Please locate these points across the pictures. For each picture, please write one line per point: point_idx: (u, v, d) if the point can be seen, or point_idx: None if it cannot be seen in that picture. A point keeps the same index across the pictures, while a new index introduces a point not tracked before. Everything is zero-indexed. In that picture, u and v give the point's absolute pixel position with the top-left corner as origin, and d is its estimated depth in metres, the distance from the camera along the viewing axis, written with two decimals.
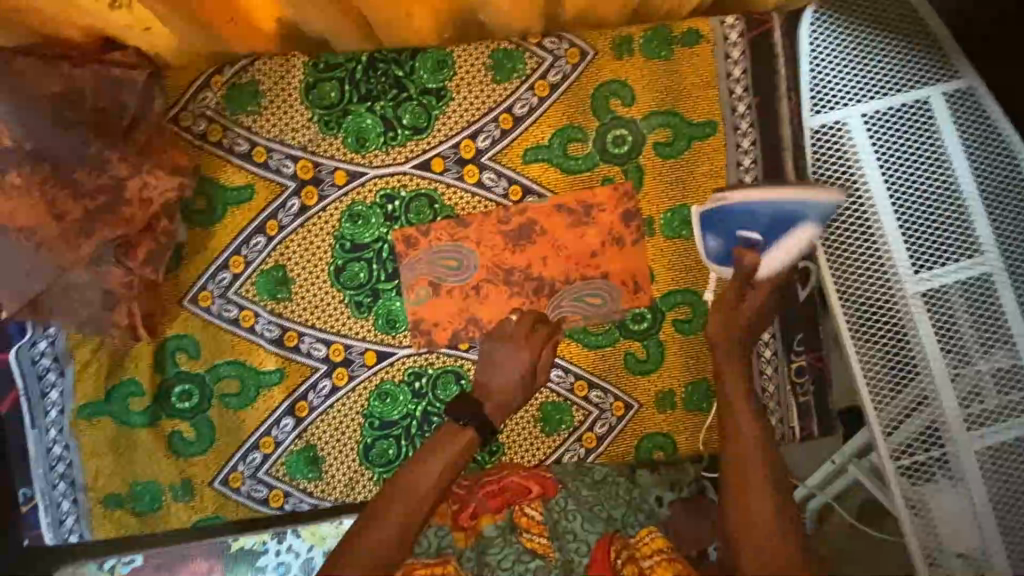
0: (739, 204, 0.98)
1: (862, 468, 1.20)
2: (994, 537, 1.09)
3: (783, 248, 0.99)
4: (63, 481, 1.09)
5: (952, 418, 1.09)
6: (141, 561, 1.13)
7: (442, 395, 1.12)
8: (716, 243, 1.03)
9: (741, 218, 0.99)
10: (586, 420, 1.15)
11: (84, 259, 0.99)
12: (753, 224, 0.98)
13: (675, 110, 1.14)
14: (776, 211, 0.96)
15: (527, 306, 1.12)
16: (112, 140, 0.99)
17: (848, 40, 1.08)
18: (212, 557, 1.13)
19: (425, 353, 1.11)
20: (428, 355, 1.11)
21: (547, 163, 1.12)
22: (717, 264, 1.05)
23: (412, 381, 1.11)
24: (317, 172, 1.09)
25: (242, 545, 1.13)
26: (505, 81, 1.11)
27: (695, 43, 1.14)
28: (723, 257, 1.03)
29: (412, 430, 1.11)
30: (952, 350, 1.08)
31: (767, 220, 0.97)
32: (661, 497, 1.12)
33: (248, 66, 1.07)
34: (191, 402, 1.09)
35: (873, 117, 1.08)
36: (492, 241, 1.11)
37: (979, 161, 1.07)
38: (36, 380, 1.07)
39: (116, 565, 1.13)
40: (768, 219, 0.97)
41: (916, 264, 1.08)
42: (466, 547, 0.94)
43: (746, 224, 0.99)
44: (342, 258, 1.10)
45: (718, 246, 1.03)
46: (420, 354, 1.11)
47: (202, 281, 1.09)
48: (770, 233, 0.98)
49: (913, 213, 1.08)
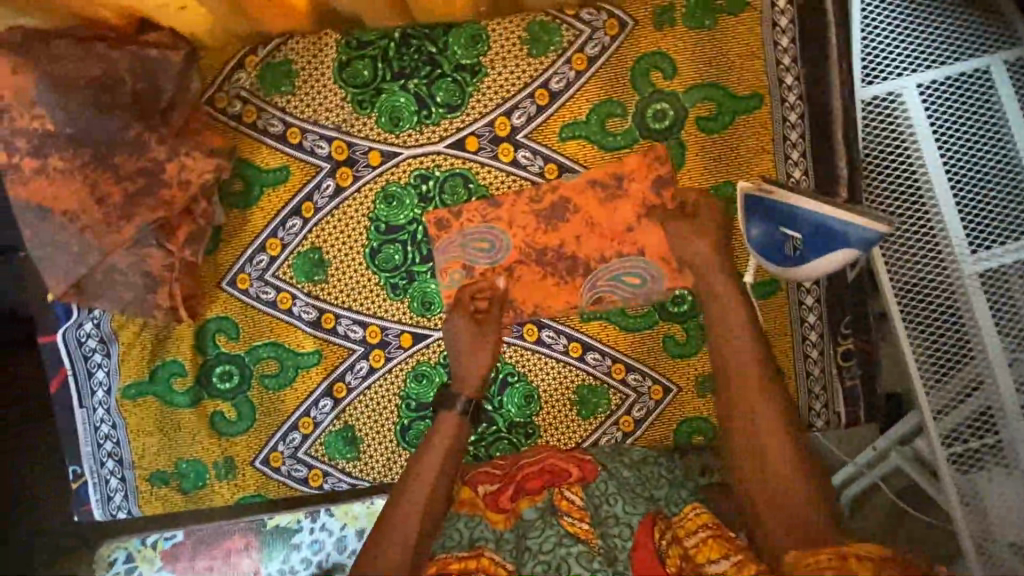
0: (783, 202, 0.97)
1: (904, 455, 1.17)
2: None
3: (825, 258, 0.97)
4: (111, 459, 1.12)
5: (1008, 404, 1.04)
6: (182, 537, 1.16)
7: None
8: (756, 231, 1.01)
9: (783, 215, 0.98)
10: (623, 404, 1.14)
11: (125, 241, 0.99)
12: (796, 224, 0.97)
13: (719, 82, 1.10)
14: (819, 222, 0.94)
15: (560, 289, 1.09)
16: (150, 121, 0.99)
17: (905, 5, 1.02)
18: (249, 534, 1.15)
19: None
20: None
21: (585, 140, 1.09)
22: (755, 252, 1.04)
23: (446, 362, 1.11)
24: (351, 153, 1.07)
25: (278, 522, 1.15)
26: (541, 55, 1.07)
27: (740, 12, 1.09)
28: (762, 246, 1.02)
29: None
30: (1010, 333, 1.03)
31: (810, 225, 0.96)
32: None
33: (282, 45, 1.06)
34: (231, 382, 1.10)
35: (930, 87, 1.02)
36: (523, 222, 1.08)
37: None
38: (82, 360, 1.09)
39: (158, 540, 1.16)
40: (811, 225, 0.96)
41: (973, 243, 1.03)
42: (503, 530, 0.93)
43: (788, 222, 0.98)
44: (377, 239, 1.09)
45: (759, 235, 1.01)
46: None
47: (240, 263, 1.09)
48: (811, 237, 0.96)
49: (972, 189, 1.02)
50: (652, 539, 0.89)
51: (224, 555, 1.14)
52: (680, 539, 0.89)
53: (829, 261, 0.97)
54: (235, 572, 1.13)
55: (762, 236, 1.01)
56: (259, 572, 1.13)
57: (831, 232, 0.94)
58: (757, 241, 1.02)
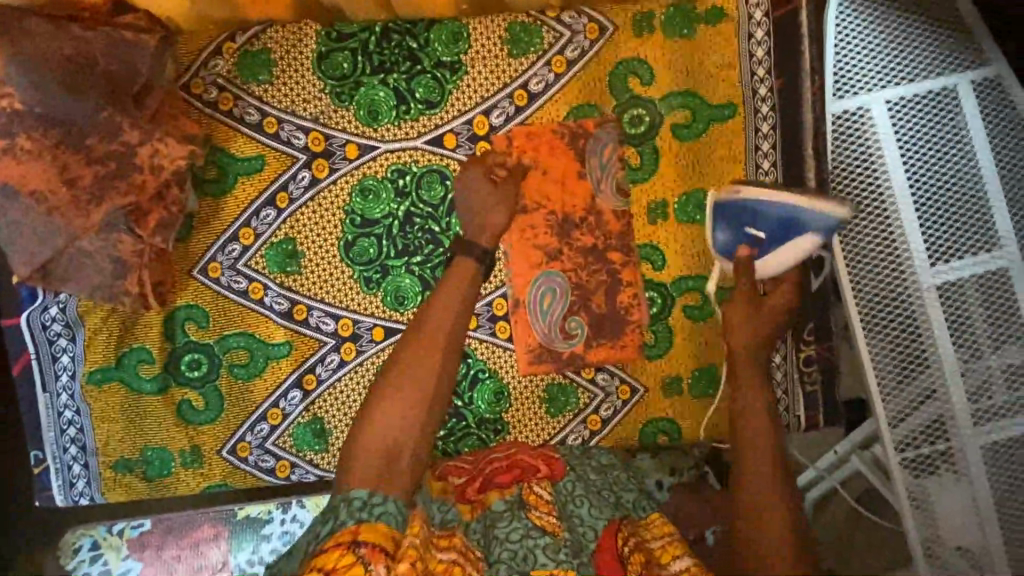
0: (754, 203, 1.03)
1: (863, 459, 1.23)
2: (994, 529, 1.10)
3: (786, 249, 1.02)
4: (74, 446, 1.10)
5: (959, 412, 1.08)
6: (149, 526, 1.16)
7: None
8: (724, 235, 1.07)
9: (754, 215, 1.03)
10: (591, 402, 1.16)
11: (95, 225, 0.98)
12: (765, 221, 1.02)
13: (695, 90, 1.12)
14: (783, 214, 1.00)
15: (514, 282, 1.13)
16: (121, 105, 0.97)
17: (876, 22, 1.05)
18: (218, 524, 1.15)
19: None
20: None
21: (560, 140, 1.10)
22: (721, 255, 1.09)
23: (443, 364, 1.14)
24: (328, 145, 1.07)
25: (248, 513, 1.16)
26: (522, 56, 1.08)
27: (718, 23, 1.11)
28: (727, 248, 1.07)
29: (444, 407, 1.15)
30: (964, 344, 1.07)
31: (777, 219, 1.01)
32: (661, 481, 1.12)
33: (260, 34, 1.05)
34: (200, 371, 1.10)
35: (897, 103, 1.05)
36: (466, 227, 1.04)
37: (1003, 153, 1.04)
38: (47, 344, 1.07)
39: (124, 528, 1.15)
40: (778, 218, 1.01)
41: (932, 256, 1.07)
42: (472, 518, 0.93)
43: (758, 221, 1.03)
44: (351, 232, 1.09)
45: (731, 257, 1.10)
46: None
47: (211, 252, 1.09)
48: (776, 229, 1.01)
49: (933, 204, 1.05)
50: (614, 543, 0.90)
51: (193, 545, 1.14)
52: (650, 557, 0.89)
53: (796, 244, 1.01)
54: (203, 563, 1.13)
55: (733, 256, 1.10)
56: (228, 562, 1.13)
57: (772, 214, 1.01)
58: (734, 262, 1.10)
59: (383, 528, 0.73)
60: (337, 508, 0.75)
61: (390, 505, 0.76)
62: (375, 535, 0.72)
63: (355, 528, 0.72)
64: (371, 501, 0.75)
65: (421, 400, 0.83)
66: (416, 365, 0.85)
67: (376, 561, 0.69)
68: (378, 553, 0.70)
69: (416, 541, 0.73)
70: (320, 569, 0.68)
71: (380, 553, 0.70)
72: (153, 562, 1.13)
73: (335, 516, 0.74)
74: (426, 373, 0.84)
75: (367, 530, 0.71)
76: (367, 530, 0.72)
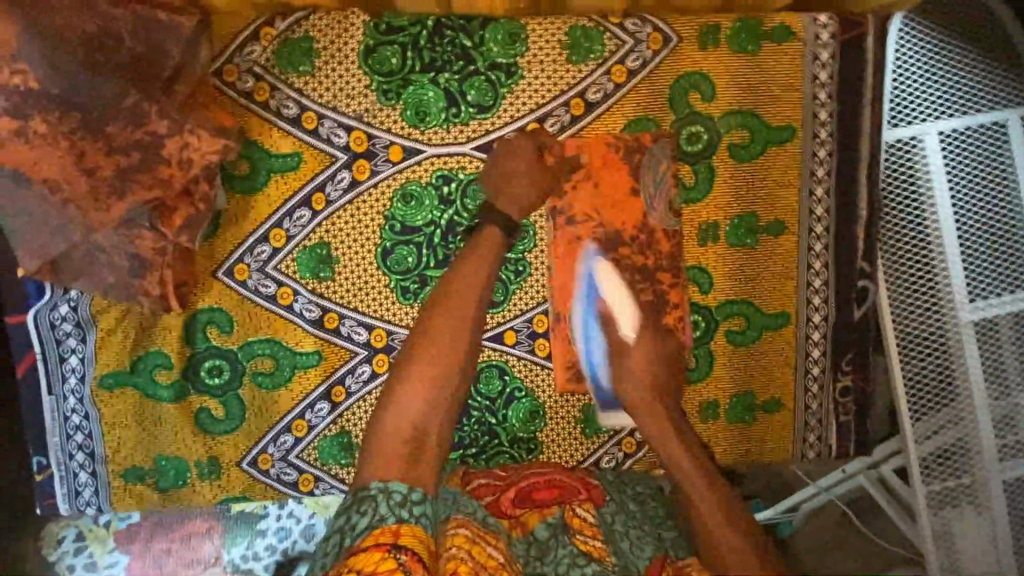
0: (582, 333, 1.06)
1: (869, 477, 1.22)
2: (1011, 563, 1.11)
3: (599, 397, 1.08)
4: (81, 452, 1.03)
5: (986, 448, 1.08)
6: (138, 518, 1.10)
7: (483, 388, 1.10)
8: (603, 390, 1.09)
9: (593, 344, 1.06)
10: (627, 424, 1.13)
11: (114, 221, 0.90)
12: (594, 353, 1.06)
13: (754, 110, 1.08)
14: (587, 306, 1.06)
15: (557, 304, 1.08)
16: (149, 90, 0.88)
17: (935, 51, 1.02)
18: (211, 519, 1.10)
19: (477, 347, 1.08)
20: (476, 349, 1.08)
21: (613, 154, 1.05)
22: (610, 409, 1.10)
23: (481, 376, 1.09)
24: (371, 146, 1.00)
25: (242, 508, 1.10)
26: (581, 63, 1.03)
27: (784, 41, 1.07)
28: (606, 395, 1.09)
29: (475, 419, 1.10)
30: (995, 381, 1.06)
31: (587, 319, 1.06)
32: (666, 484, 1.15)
33: (303, 20, 0.97)
34: (222, 377, 1.03)
35: (951, 135, 1.02)
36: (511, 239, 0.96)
37: None
38: (54, 344, 0.99)
39: (112, 520, 1.09)
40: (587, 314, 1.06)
41: (973, 292, 1.05)
42: (515, 536, 0.89)
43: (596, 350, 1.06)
44: (390, 240, 1.03)
45: (602, 395, 1.09)
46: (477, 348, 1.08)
47: (238, 253, 1.02)
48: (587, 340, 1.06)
49: (977, 239, 1.03)
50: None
51: (183, 539, 1.09)
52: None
53: (608, 300, 1.05)
54: (195, 557, 1.08)
55: (603, 392, 1.09)
56: (220, 558, 1.09)
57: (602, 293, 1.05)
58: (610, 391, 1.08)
59: (420, 532, 0.71)
60: (374, 498, 0.73)
61: (427, 507, 0.74)
62: (413, 542, 0.69)
63: (395, 529, 0.69)
64: (410, 498, 0.73)
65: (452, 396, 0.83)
66: (442, 354, 0.85)
67: (415, 570, 0.66)
68: (418, 562, 0.67)
69: (459, 553, 0.75)
70: (359, 572, 0.65)
71: (420, 562, 0.67)
72: (142, 556, 1.08)
73: (373, 508, 0.72)
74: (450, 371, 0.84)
75: (406, 533, 0.69)
76: (406, 532, 0.70)
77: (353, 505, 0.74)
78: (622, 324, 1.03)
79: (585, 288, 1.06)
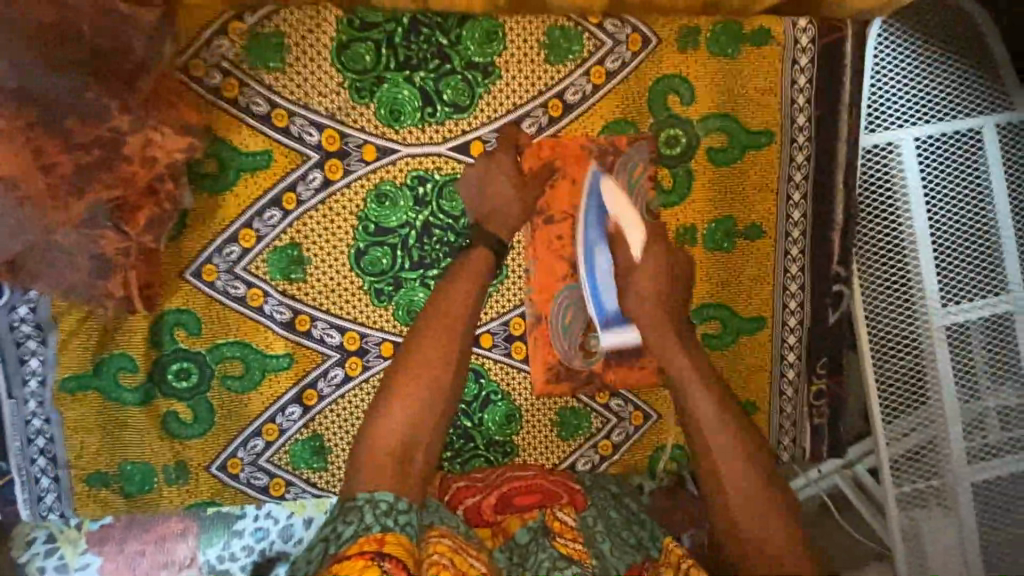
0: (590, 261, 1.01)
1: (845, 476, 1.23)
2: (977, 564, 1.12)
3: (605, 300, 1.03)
4: (43, 457, 1.00)
5: (955, 450, 1.09)
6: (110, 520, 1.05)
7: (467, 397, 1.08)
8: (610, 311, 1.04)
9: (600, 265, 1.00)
10: (603, 428, 1.12)
11: (75, 220, 0.87)
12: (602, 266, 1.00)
13: (733, 114, 1.07)
14: (598, 227, 0.99)
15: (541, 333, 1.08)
16: (108, 84, 0.85)
17: (913, 57, 1.02)
18: (187, 518, 1.05)
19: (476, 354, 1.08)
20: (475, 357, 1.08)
21: (589, 153, 1.04)
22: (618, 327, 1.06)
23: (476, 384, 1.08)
24: (343, 145, 0.98)
25: (219, 509, 1.06)
26: (559, 63, 1.01)
27: (763, 44, 1.06)
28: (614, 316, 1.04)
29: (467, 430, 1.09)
30: (965, 383, 1.08)
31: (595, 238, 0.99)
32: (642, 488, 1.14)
33: (274, 15, 0.94)
34: (189, 381, 1.01)
35: (926, 142, 1.03)
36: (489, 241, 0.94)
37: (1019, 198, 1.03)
38: (13, 346, 0.96)
39: (83, 522, 1.05)
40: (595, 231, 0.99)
41: (945, 298, 1.06)
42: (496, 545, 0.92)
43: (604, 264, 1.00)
44: (363, 241, 1.01)
45: (606, 315, 1.04)
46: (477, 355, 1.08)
47: (206, 253, 0.99)
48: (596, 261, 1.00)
49: (950, 245, 1.05)
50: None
51: (158, 540, 1.04)
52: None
53: (618, 223, 0.97)
54: (169, 559, 1.04)
55: (607, 313, 1.04)
56: (195, 559, 1.04)
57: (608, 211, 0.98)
58: (617, 312, 1.04)
59: (405, 540, 0.72)
60: (360, 508, 0.75)
61: (412, 517, 0.76)
62: (398, 550, 0.70)
63: (381, 537, 0.71)
64: (396, 507, 0.75)
65: (434, 400, 0.86)
66: (428, 362, 0.87)
67: None
68: (403, 568, 0.67)
69: (440, 558, 0.75)
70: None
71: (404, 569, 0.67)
72: (114, 558, 1.03)
73: (358, 517, 0.74)
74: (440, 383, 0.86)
75: (391, 541, 0.70)
76: (390, 541, 0.71)
77: (339, 516, 0.75)
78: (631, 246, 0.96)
79: (594, 209, 0.99)
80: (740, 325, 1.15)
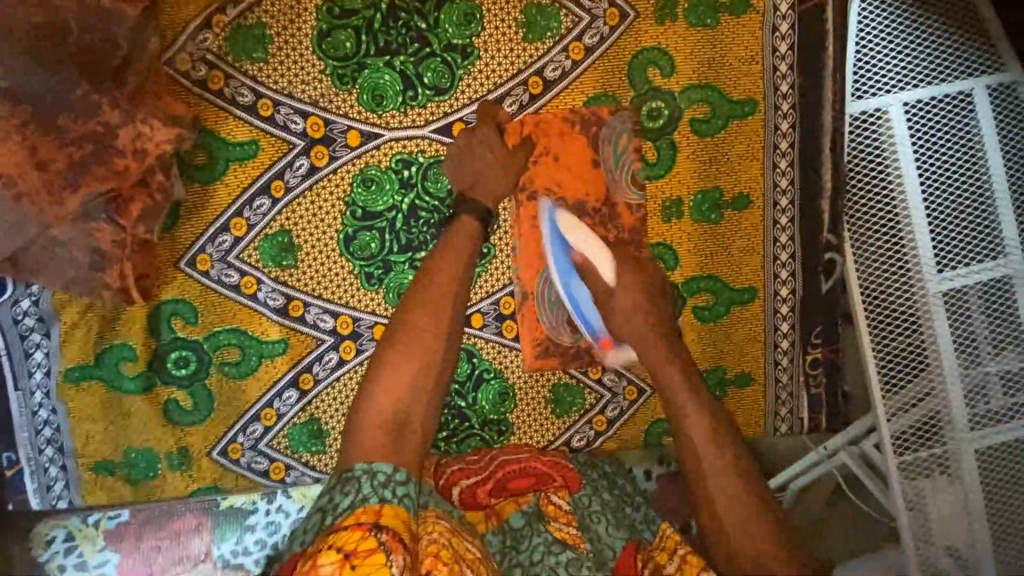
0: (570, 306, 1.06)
1: (851, 454, 1.14)
2: (987, 545, 1.07)
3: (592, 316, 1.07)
4: (51, 447, 1.03)
5: (957, 418, 1.04)
6: (127, 516, 1.05)
7: (465, 382, 1.10)
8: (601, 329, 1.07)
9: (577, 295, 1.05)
10: (597, 403, 1.13)
11: (70, 214, 0.90)
12: (578, 290, 1.05)
13: (714, 85, 1.08)
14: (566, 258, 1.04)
15: (529, 309, 1.09)
16: (98, 80, 0.88)
17: (901, 17, 0.97)
18: (200, 515, 1.05)
19: (470, 334, 1.09)
20: (471, 339, 1.09)
21: (573, 129, 1.05)
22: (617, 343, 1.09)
23: (472, 367, 1.10)
24: (328, 131, 1.00)
25: (232, 502, 1.06)
26: (537, 41, 1.02)
27: (742, 12, 1.07)
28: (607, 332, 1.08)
29: (465, 414, 1.10)
30: (965, 351, 1.02)
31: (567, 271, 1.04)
32: (648, 471, 1.13)
33: (255, 6, 0.97)
34: (188, 369, 1.03)
35: (915, 106, 0.98)
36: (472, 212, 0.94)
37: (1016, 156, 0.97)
38: (19, 340, 1.00)
39: (101, 519, 1.05)
40: (565, 268, 1.04)
41: (940, 261, 1.01)
42: (489, 528, 0.90)
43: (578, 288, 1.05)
44: (352, 225, 1.03)
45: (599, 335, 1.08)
46: (475, 337, 1.09)
47: (200, 243, 1.01)
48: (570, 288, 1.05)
49: (944, 206, 0.99)
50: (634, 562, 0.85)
51: (173, 536, 1.04)
52: (659, 566, 0.86)
53: (580, 247, 1.02)
54: (185, 554, 1.04)
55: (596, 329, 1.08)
56: (210, 553, 1.04)
57: (572, 244, 1.03)
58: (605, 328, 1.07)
59: (402, 514, 0.71)
60: (357, 479, 0.74)
61: (410, 488, 0.74)
62: (396, 522, 0.69)
63: (378, 509, 0.70)
64: (394, 478, 0.74)
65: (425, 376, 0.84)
66: (426, 333, 0.86)
67: (396, 550, 0.65)
68: (399, 542, 0.66)
69: (438, 538, 0.73)
70: (340, 550, 0.65)
71: (400, 542, 0.66)
72: (132, 554, 1.03)
73: (356, 487, 0.73)
74: (431, 357, 0.84)
75: (388, 513, 0.69)
76: (388, 513, 0.70)
77: (336, 485, 0.75)
78: (601, 268, 1.01)
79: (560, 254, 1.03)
80: (731, 296, 1.15)
